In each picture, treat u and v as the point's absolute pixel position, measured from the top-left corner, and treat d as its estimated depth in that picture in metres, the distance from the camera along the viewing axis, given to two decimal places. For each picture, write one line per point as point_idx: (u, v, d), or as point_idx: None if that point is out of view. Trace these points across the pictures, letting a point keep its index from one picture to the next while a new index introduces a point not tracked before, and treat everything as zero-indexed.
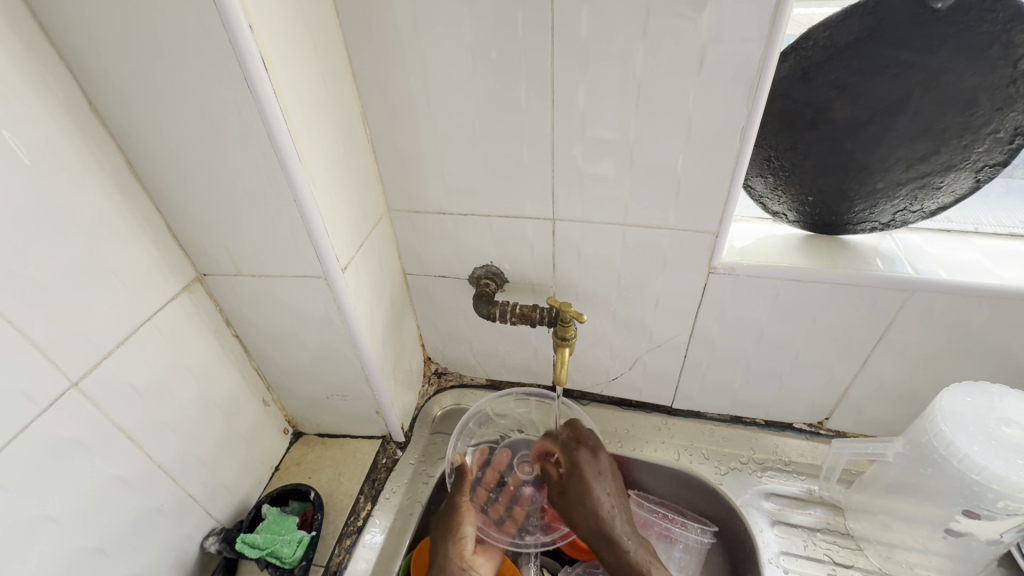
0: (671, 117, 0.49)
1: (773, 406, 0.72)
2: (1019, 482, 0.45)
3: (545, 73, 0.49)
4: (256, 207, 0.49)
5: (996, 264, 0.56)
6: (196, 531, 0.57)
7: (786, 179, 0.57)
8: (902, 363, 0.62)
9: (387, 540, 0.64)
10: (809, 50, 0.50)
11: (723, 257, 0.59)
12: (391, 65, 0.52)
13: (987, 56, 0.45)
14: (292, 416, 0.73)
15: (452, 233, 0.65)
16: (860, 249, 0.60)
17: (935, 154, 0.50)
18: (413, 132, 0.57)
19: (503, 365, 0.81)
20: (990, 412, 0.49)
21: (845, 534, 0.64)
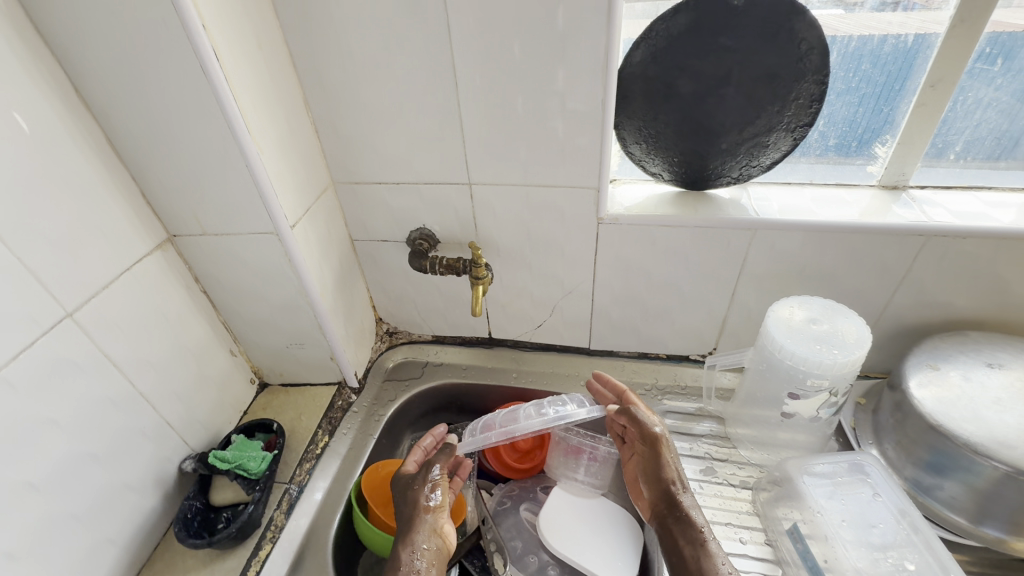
0: (550, 93, 0.62)
1: (670, 341, 0.86)
2: (816, 360, 0.59)
3: (448, 61, 0.61)
4: (217, 173, 0.60)
5: (820, 206, 0.71)
6: (174, 455, 0.68)
7: (655, 145, 0.71)
8: (761, 292, 0.76)
9: (342, 464, 0.76)
10: (655, 39, 0.62)
11: (609, 210, 0.72)
12: (325, 59, 0.64)
13: (780, 40, 0.59)
14: (257, 368, 0.84)
15: (389, 201, 0.77)
16: (719, 201, 0.74)
17: (759, 118, 0.65)
18: (349, 112, 0.68)
19: (444, 322, 0.93)
20: (805, 317, 0.64)
21: (725, 437, 0.78)
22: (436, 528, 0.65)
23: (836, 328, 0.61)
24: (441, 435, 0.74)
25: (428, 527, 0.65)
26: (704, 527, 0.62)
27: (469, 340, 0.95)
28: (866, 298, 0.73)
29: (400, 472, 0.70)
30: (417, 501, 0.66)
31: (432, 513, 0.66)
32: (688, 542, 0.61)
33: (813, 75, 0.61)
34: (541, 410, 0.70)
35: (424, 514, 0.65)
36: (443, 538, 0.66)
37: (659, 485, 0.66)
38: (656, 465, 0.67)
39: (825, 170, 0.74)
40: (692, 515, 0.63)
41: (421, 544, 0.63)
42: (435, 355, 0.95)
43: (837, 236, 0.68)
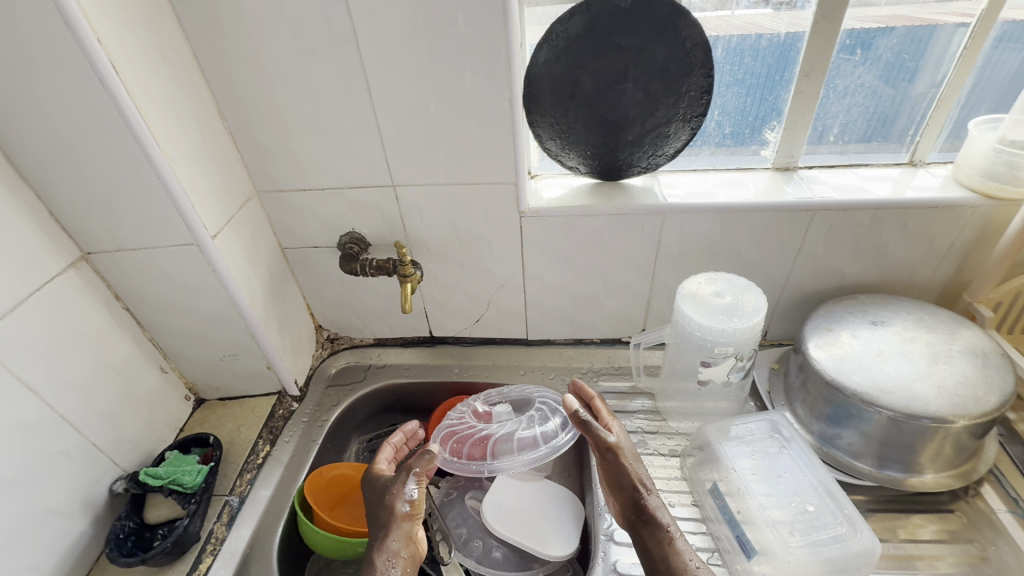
0: (460, 94, 0.65)
1: (602, 326, 0.90)
2: (719, 330, 0.65)
3: (359, 67, 0.63)
4: (127, 187, 0.59)
5: (722, 189, 0.77)
6: (103, 476, 0.66)
7: (568, 140, 0.75)
8: (677, 272, 0.81)
9: (284, 472, 0.76)
10: (555, 40, 0.66)
11: (529, 204, 0.76)
12: (236, 69, 0.65)
13: (666, 38, 0.65)
14: (191, 384, 0.82)
15: (315, 207, 0.78)
16: (633, 189, 0.79)
17: (657, 110, 0.70)
18: (266, 121, 0.69)
19: (385, 324, 0.94)
20: (710, 291, 0.69)
21: (657, 412, 0.82)
22: (412, 536, 0.62)
23: (736, 300, 0.67)
24: (411, 431, 0.77)
25: (405, 534, 0.62)
26: (668, 528, 0.61)
27: (411, 340, 0.97)
28: (770, 271, 0.80)
29: (372, 471, 0.70)
30: (394, 507, 0.63)
31: (409, 519, 0.63)
32: (659, 545, 0.60)
33: (700, 69, 0.67)
34: (531, 440, 0.73)
35: (401, 521, 0.62)
36: (419, 545, 0.62)
37: (622, 492, 0.64)
38: (616, 471, 0.64)
39: (725, 157, 0.80)
40: (656, 518, 0.62)
41: (398, 551, 0.60)
42: (378, 357, 0.96)
43: (737, 216, 0.74)
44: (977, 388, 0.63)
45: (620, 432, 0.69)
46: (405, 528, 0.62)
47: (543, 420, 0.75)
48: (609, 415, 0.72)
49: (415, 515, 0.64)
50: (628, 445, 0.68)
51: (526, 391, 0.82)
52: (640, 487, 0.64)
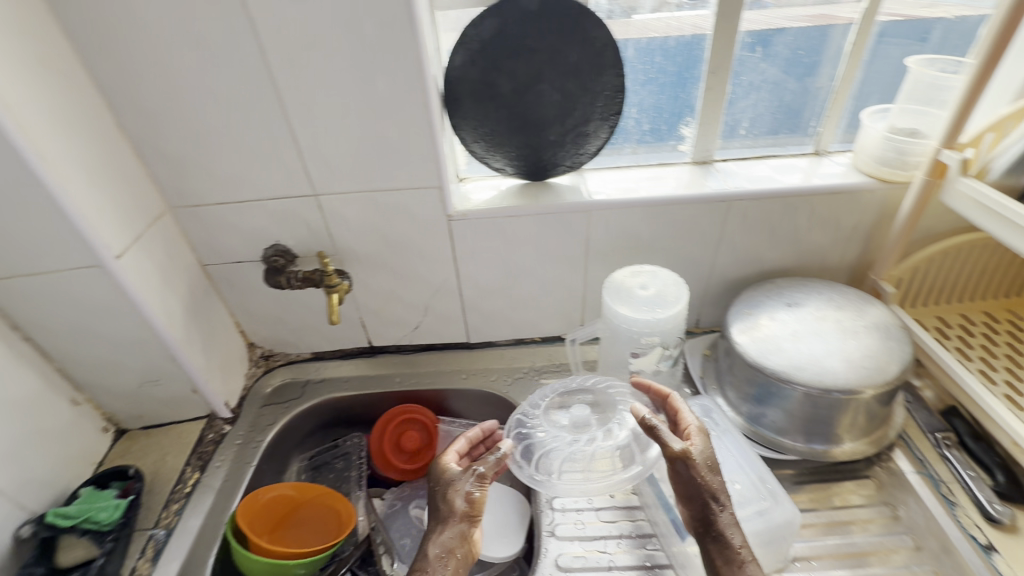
0: (375, 99, 0.64)
1: (541, 325, 0.91)
2: (642, 320, 0.67)
3: (266, 74, 0.62)
4: (13, 208, 0.55)
5: (645, 184, 0.79)
6: (7, 521, 0.61)
7: (492, 142, 0.75)
8: (608, 267, 0.83)
9: (216, 498, 0.73)
10: (469, 43, 0.66)
11: (456, 207, 0.76)
12: (133, 79, 0.62)
13: (577, 38, 0.66)
14: (110, 414, 0.78)
15: (234, 220, 0.75)
16: (559, 188, 0.80)
17: (575, 110, 0.71)
18: (172, 133, 0.66)
19: (321, 338, 0.92)
20: (634, 282, 0.71)
21: None
22: (469, 534, 0.60)
23: (659, 290, 0.69)
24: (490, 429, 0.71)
25: (463, 532, 0.60)
26: (737, 550, 0.55)
27: (350, 351, 0.94)
28: (695, 261, 0.83)
29: (440, 459, 0.65)
30: (451, 503, 0.60)
31: (466, 518, 0.61)
32: (723, 565, 0.54)
33: (612, 69, 0.69)
34: (619, 454, 0.66)
35: (459, 517, 0.60)
36: (472, 543, 0.61)
37: (688, 502, 0.58)
38: (684, 482, 0.57)
39: (646, 154, 0.83)
40: (727, 536, 0.55)
41: (454, 549, 0.58)
42: (317, 372, 0.93)
43: (659, 210, 0.77)
44: (882, 360, 0.67)
45: (703, 435, 0.61)
46: (463, 528, 0.60)
47: (621, 421, 0.69)
48: (686, 414, 0.64)
49: (474, 516, 0.61)
50: (709, 453, 0.59)
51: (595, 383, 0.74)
52: (713, 502, 0.56)
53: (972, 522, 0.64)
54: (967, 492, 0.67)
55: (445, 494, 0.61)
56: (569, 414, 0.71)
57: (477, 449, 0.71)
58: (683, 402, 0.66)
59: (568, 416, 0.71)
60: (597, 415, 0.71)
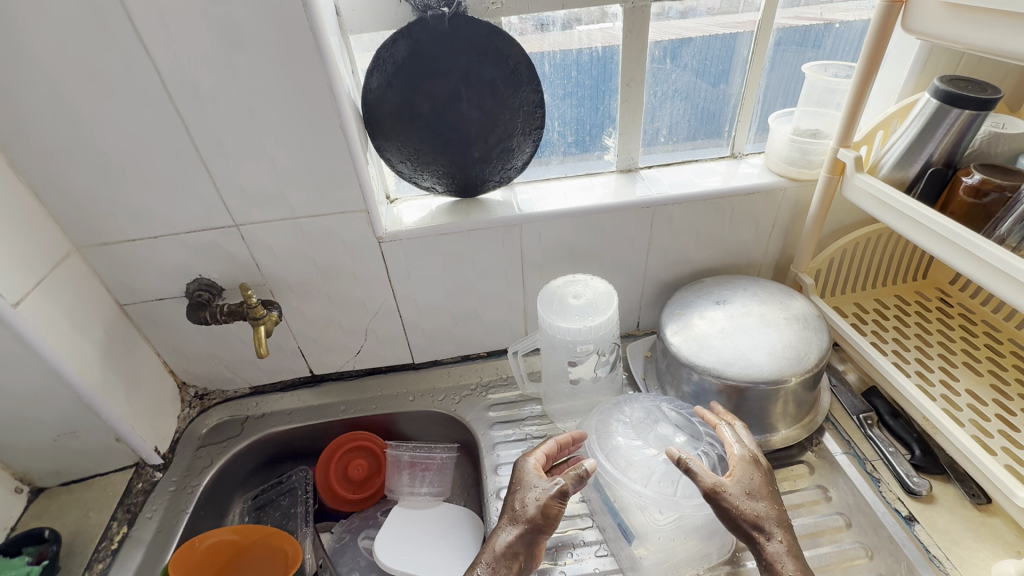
0: (289, 127, 0.63)
1: (485, 339, 0.91)
2: (576, 330, 0.68)
3: (171, 106, 0.60)
4: None
5: (573, 195, 0.81)
6: None
7: (417, 162, 0.75)
8: (545, 278, 0.84)
9: (147, 552, 0.69)
10: (384, 66, 0.66)
11: (386, 228, 0.75)
12: (21, 115, 0.58)
13: (491, 57, 0.67)
14: (23, 473, 0.72)
15: (151, 257, 0.71)
16: (490, 203, 0.80)
17: (497, 126, 0.72)
18: (72, 170, 0.63)
19: (259, 371, 0.88)
20: (566, 293, 0.72)
21: (545, 417, 0.84)
22: (534, 543, 0.60)
23: (591, 299, 0.70)
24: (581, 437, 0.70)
25: (529, 539, 0.60)
26: None
27: (291, 382, 0.92)
28: (629, 266, 0.85)
29: (525, 462, 0.66)
30: (530, 509, 0.61)
31: (541, 529, 0.60)
32: None
33: (530, 85, 0.70)
34: (670, 479, 0.63)
35: (530, 526, 0.60)
36: (537, 551, 0.60)
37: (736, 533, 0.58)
38: (725, 514, 0.58)
39: (573, 165, 0.85)
40: (777, 567, 0.55)
41: (516, 555, 0.59)
42: (256, 407, 0.89)
43: (588, 219, 0.79)
44: (804, 349, 0.71)
45: (740, 463, 0.61)
46: (530, 539, 0.60)
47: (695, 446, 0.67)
48: (730, 441, 0.64)
49: (546, 530, 0.60)
50: (749, 478, 0.60)
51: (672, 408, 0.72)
52: (757, 531, 0.57)
53: (895, 496, 0.68)
54: (889, 467, 0.71)
55: (523, 499, 0.62)
56: (654, 430, 0.69)
57: (561, 454, 0.71)
58: (738, 428, 0.66)
59: (650, 438, 0.68)
60: (682, 437, 0.68)
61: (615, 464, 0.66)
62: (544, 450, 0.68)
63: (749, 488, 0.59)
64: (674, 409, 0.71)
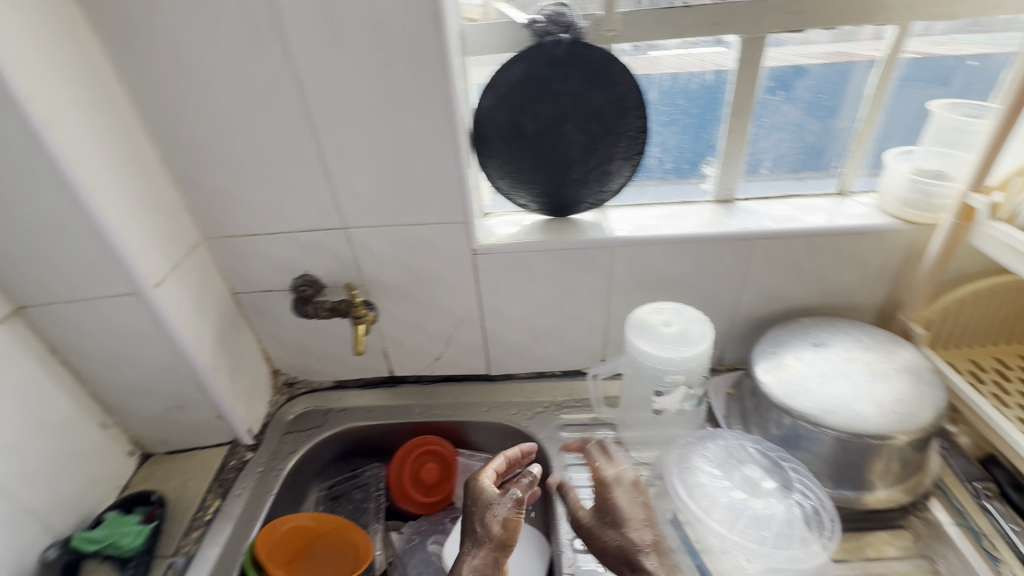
0: (405, 140, 0.66)
1: (561, 358, 0.91)
2: (668, 359, 0.67)
3: (306, 116, 0.65)
4: (65, 241, 0.58)
5: (667, 222, 0.80)
6: (33, 545, 0.62)
7: (516, 179, 0.77)
8: (630, 303, 0.83)
9: (235, 528, 0.73)
10: (497, 87, 0.69)
11: (481, 241, 0.77)
12: (178, 118, 0.65)
13: (601, 82, 0.68)
14: (137, 438, 0.79)
15: (267, 251, 0.77)
16: (582, 224, 0.81)
17: (598, 150, 0.73)
18: (213, 169, 0.69)
19: (344, 366, 0.93)
20: (657, 320, 0.71)
21: (618, 443, 0.83)
22: (501, 561, 0.59)
23: (683, 328, 0.69)
24: (527, 451, 0.71)
25: (496, 560, 0.59)
26: None
27: (371, 381, 0.95)
28: (718, 299, 0.82)
29: (475, 481, 0.65)
30: (491, 525, 0.61)
31: (505, 545, 0.60)
32: None
33: (636, 111, 0.70)
34: (756, 526, 0.61)
35: (494, 543, 0.59)
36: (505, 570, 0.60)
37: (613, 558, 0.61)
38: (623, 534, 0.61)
39: (669, 191, 0.84)
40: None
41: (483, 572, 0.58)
42: (337, 400, 0.93)
43: (682, 247, 0.77)
44: (914, 405, 0.65)
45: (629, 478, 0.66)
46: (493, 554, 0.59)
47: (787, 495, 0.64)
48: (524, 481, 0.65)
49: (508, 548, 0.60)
50: (626, 504, 0.63)
51: (762, 450, 0.69)
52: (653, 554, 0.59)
53: None
54: (1011, 547, 0.63)
55: (484, 519, 0.61)
56: (742, 471, 0.66)
57: (511, 471, 0.71)
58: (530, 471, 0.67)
59: (738, 478, 0.65)
60: (770, 481, 0.65)
61: (698, 502, 0.64)
62: (487, 470, 0.67)
63: (638, 507, 0.63)
64: (761, 454, 0.68)
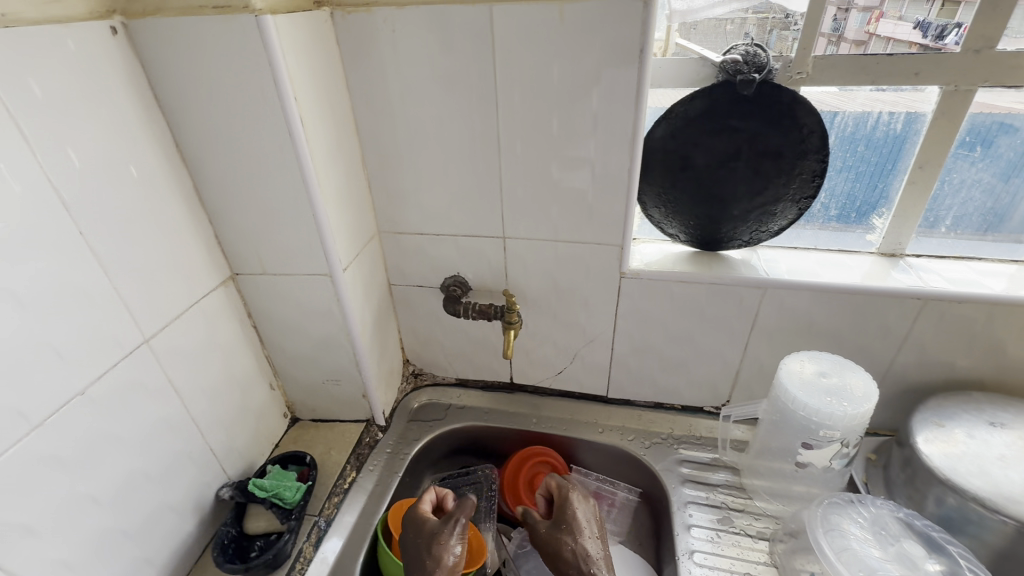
0: (583, 161, 0.70)
1: (685, 392, 0.90)
2: (828, 412, 0.64)
3: (495, 132, 0.70)
4: (286, 221, 0.66)
5: (826, 269, 0.77)
6: (213, 481, 0.70)
7: (673, 209, 0.77)
8: (772, 347, 0.81)
9: (368, 501, 0.79)
10: (674, 118, 0.71)
11: (631, 265, 0.79)
12: (383, 124, 0.73)
13: (783, 124, 0.68)
14: (291, 402, 0.88)
15: (428, 250, 0.84)
16: (732, 261, 0.80)
17: (766, 189, 0.72)
18: (400, 171, 0.77)
19: (469, 366, 0.97)
20: (814, 370, 0.69)
21: (741, 489, 0.80)
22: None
23: (844, 382, 0.66)
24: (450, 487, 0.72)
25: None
26: None
27: (491, 384, 0.99)
28: (873, 357, 0.78)
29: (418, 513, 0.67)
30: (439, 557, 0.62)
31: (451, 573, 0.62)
32: None
33: (816, 154, 0.69)
34: None
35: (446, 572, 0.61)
36: None
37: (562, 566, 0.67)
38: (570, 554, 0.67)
39: (828, 238, 0.81)
40: None
41: None
42: (457, 397, 0.98)
43: (842, 298, 0.74)
44: None
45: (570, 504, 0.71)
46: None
47: None
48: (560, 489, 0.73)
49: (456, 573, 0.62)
50: (579, 521, 0.69)
51: (922, 527, 0.63)
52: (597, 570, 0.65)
53: None
54: None
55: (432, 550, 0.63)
56: (901, 546, 0.61)
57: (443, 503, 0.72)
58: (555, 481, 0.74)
59: (897, 551, 0.61)
60: (936, 564, 0.60)
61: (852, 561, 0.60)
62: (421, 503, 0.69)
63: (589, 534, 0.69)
64: (899, 522, 0.64)
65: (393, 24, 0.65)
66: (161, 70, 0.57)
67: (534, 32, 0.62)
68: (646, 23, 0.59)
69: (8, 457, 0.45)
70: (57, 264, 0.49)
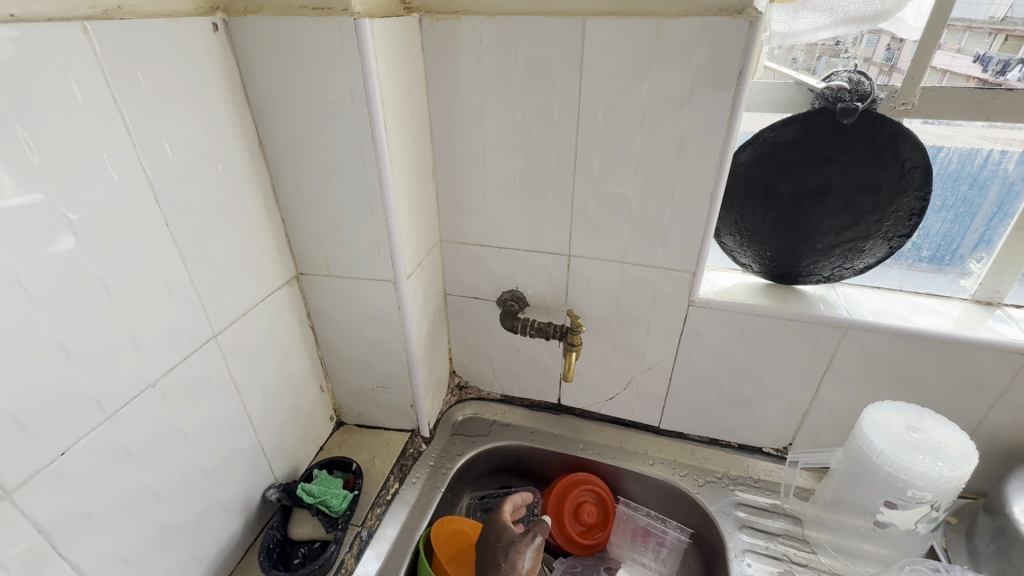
0: (662, 183, 0.67)
1: (744, 431, 0.85)
2: (919, 471, 0.59)
3: (572, 148, 0.68)
4: (357, 224, 0.66)
5: (913, 313, 0.72)
6: (261, 481, 0.70)
7: (749, 238, 0.74)
8: (846, 392, 0.76)
9: (410, 515, 0.76)
10: (761, 145, 0.68)
11: (700, 293, 0.75)
12: (458, 133, 0.72)
13: (882, 157, 0.64)
14: (338, 406, 0.87)
15: (488, 262, 0.82)
16: (808, 296, 0.76)
17: (857, 224, 0.68)
18: (470, 181, 0.75)
19: (516, 383, 0.95)
20: (903, 424, 0.64)
21: (802, 539, 0.75)
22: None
23: (937, 440, 0.61)
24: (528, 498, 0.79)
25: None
26: None
27: (536, 403, 0.96)
28: (960, 413, 0.72)
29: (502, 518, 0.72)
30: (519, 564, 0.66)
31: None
32: None
33: (916, 192, 0.65)
34: None
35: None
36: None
37: None
38: None
39: (916, 280, 0.77)
40: None
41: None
42: (501, 414, 0.95)
43: (933, 346, 0.68)
44: None
45: None
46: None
47: None
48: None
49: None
50: None
51: None
52: None
53: None
54: None
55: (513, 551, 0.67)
56: None
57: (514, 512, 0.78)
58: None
59: None
60: None
61: None
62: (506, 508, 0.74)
63: None
64: None
65: (480, 33, 0.64)
66: (254, 69, 0.58)
67: (626, 49, 0.60)
68: (749, 44, 0.56)
69: (81, 446, 0.45)
70: (144, 255, 0.49)
